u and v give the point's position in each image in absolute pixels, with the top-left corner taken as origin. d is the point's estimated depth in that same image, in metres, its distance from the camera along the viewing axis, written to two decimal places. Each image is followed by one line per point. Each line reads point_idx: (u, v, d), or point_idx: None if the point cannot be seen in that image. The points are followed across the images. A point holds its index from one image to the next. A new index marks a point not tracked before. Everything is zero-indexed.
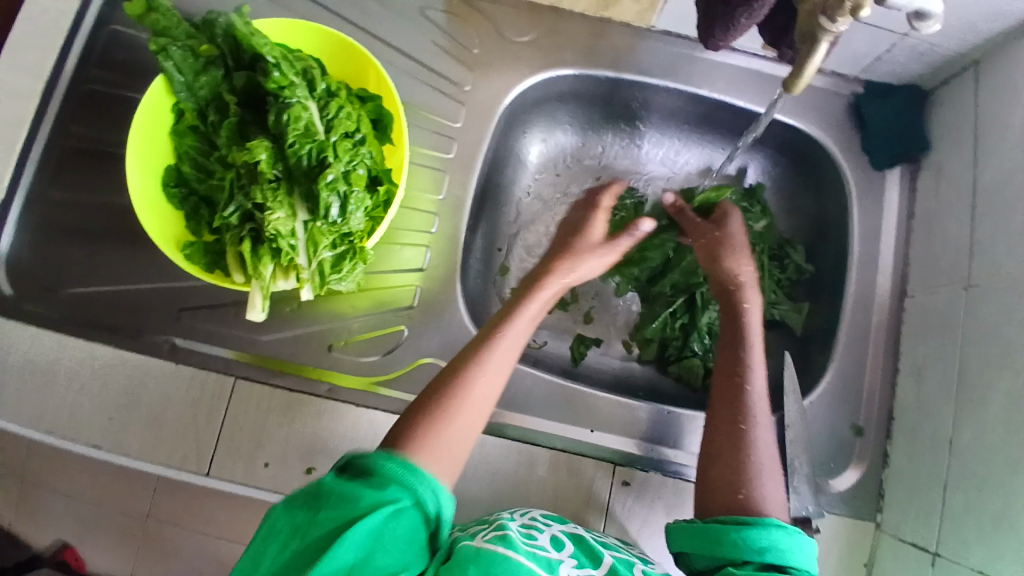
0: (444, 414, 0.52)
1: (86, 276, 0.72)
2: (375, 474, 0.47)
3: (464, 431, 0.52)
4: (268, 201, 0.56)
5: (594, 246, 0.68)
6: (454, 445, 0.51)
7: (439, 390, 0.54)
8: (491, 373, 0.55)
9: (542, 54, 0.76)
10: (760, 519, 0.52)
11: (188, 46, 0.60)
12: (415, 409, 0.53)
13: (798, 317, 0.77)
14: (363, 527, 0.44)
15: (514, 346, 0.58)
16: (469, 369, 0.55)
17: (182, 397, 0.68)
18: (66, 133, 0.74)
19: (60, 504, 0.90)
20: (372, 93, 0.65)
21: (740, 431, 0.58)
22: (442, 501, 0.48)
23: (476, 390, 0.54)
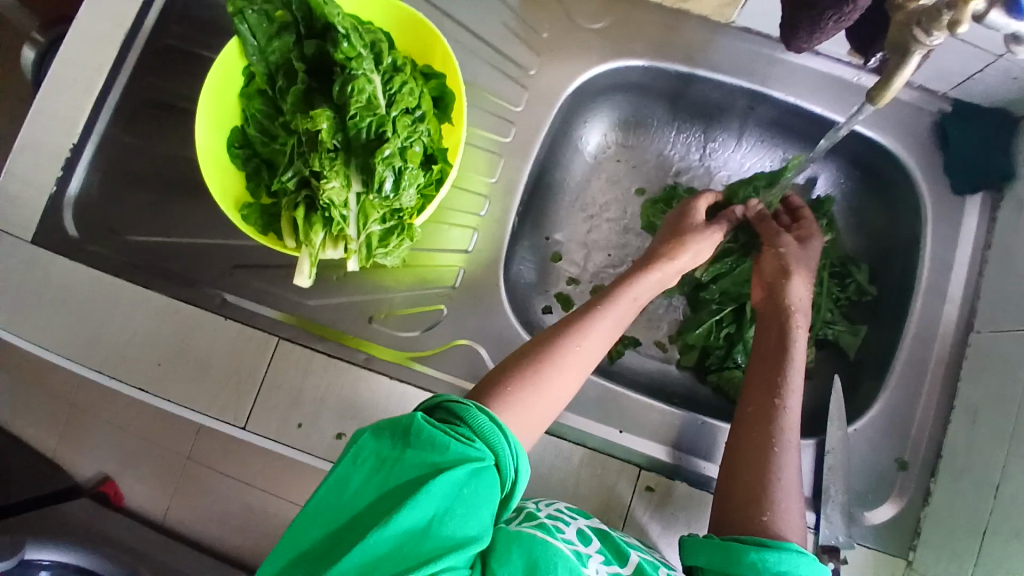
0: (540, 376, 0.53)
1: (150, 226, 0.76)
2: (464, 425, 0.47)
3: (554, 397, 0.54)
4: (325, 170, 0.57)
5: (695, 242, 0.67)
6: (542, 409, 0.53)
7: (538, 351, 0.55)
8: (587, 346, 0.57)
9: (612, 42, 0.74)
10: (780, 543, 0.51)
11: (263, 11, 0.61)
12: (498, 371, 0.54)
13: (852, 339, 0.75)
14: (447, 479, 0.43)
15: (612, 326, 0.59)
16: (568, 338, 0.56)
17: (226, 350, 0.71)
18: (143, 86, 0.77)
19: (104, 432, 1.12)
20: (437, 71, 0.65)
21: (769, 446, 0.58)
22: (520, 467, 0.48)
23: (572, 361, 0.55)
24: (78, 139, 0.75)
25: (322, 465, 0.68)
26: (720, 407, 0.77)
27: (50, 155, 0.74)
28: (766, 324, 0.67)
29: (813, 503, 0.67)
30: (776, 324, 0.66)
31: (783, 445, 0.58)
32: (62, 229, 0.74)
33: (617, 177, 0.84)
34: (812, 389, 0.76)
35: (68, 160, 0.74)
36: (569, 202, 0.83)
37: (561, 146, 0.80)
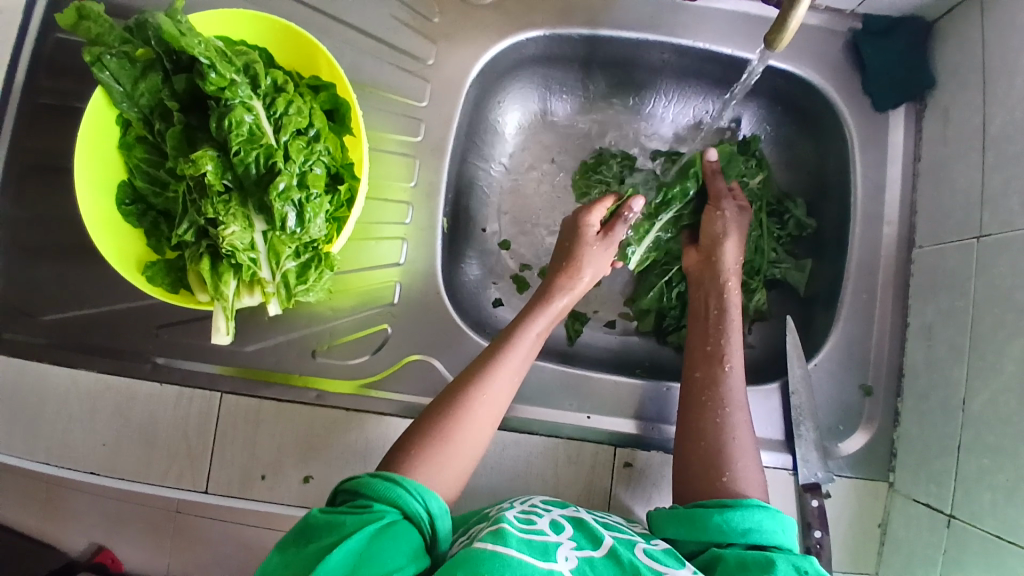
0: (450, 428, 0.52)
1: (60, 300, 0.69)
2: (361, 497, 0.46)
3: (469, 447, 0.52)
4: (220, 216, 0.52)
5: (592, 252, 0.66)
6: (459, 464, 0.51)
7: (445, 404, 0.53)
8: (495, 388, 0.55)
9: (509, 16, 0.70)
10: (741, 502, 0.52)
11: (123, 53, 0.56)
12: (413, 430, 0.52)
13: (801, 275, 0.73)
14: (346, 547, 0.42)
15: (518, 362, 0.57)
16: (473, 383, 0.55)
17: (171, 416, 0.67)
18: (23, 151, 0.71)
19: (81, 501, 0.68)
20: (325, 81, 0.60)
21: (719, 416, 0.58)
22: (433, 507, 0.47)
23: (480, 406, 0.53)
24: None
25: (294, 512, 0.66)
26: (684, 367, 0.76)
27: None
28: (703, 288, 0.67)
29: (788, 445, 0.67)
30: (711, 289, 0.66)
31: (730, 407, 0.59)
32: None
33: (542, 152, 0.80)
34: (771, 331, 0.75)
35: None
36: (497, 190, 0.79)
37: (478, 132, 0.76)
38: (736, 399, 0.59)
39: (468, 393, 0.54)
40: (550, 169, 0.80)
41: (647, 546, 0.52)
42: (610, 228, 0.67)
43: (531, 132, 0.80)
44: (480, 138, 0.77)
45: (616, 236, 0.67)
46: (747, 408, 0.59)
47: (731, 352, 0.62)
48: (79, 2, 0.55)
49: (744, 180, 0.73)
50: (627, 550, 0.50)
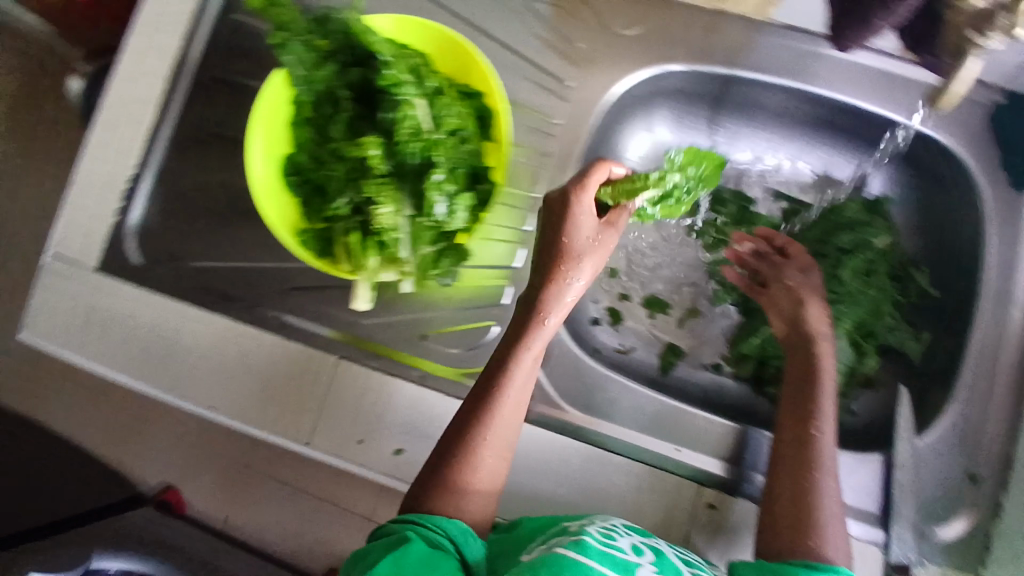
0: (460, 475, 0.58)
1: (209, 252, 0.78)
2: (396, 533, 0.56)
3: (483, 487, 0.60)
4: (378, 197, 0.58)
5: (583, 249, 0.63)
6: (475, 501, 0.59)
7: (455, 453, 0.59)
8: (498, 429, 0.60)
9: (650, 48, 0.72)
10: (828, 567, 0.52)
11: (308, 42, 0.61)
12: (430, 471, 0.59)
13: (916, 346, 0.72)
14: (387, 561, 0.51)
15: (516, 400, 0.61)
16: (477, 431, 0.59)
17: (285, 372, 0.72)
18: (193, 115, 0.79)
19: (166, 445, 1.37)
20: (478, 89, 0.65)
21: (808, 478, 0.58)
22: (454, 532, 0.56)
23: (485, 452, 0.59)
24: (137, 169, 0.77)
25: (381, 479, 0.69)
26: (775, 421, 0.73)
27: (102, 190, 0.77)
28: (794, 353, 0.66)
29: (882, 521, 0.64)
30: (801, 353, 0.66)
31: (821, 472, 0.58)
32: (128, 257, 0.77)
33: None
34: (875, 398, 0.73)
35: (128, 190, 0.77)
36: None
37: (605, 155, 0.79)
38: (827, 463, 0.59)
39: (472, 443, 0.59)
40: (667, 200, 0.82)
41: None
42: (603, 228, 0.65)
43: (655, 162, 0.82)
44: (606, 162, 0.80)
45: (609, 237, 0.65)
46: (837, 475, 0.59)
47: (822, 402, 0.62)
48: None
49: (869, 239, 0.73)
50: None
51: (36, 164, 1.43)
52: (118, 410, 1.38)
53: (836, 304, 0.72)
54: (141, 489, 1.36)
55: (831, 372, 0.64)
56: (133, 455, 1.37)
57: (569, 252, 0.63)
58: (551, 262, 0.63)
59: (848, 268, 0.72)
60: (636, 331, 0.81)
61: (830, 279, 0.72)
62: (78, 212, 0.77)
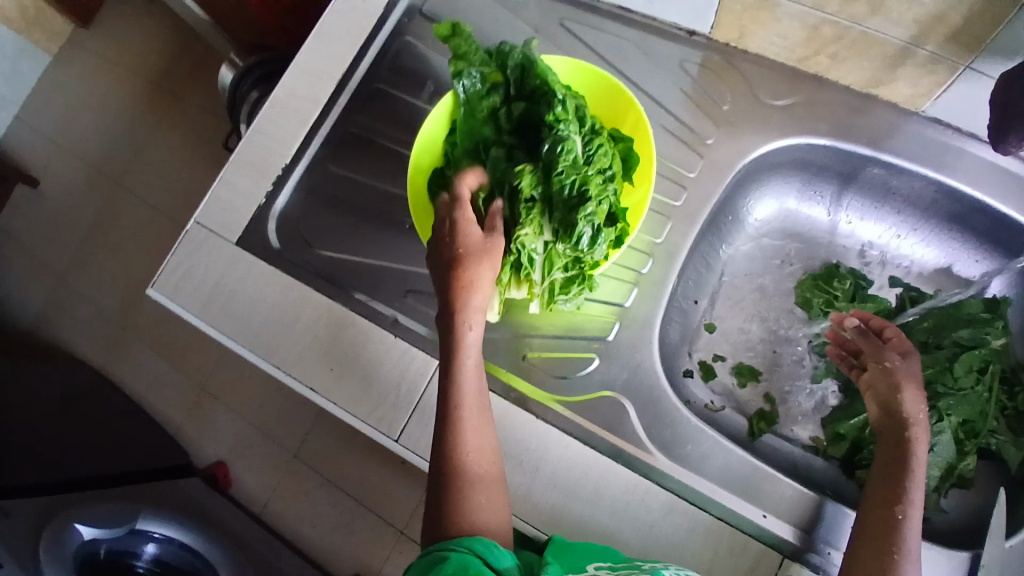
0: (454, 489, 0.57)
1: (337, 243, 0.83)
2: (422, 562, 0.52)
3: (490, 496, 0.58)
4: (523, 218, 0.63)
5: (471, 243, 0.61)
6: (486, 508, 0.57)
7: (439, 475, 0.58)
8: (472, 435, 0.59)
9: (795, 121, 0.75)
10: None
11: (481, 73, 0.68)
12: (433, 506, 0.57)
13: (1016, 453, 0.70)
14: None
15: (476, 406, 0.59)
16: (450, 446, 0.58)
17: (390, 369, 0.76)
18: (349, 119, 0.87)
19: (233, 419, 1.42)
20: (627, 135, 0.69)
21: (891, 561, 0.56)
22: (475, 545, 0.52)
23: (471, 459, 0.58)
24: (290, 160, 0.84)
25: None
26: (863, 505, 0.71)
27: (258, 173, 0.84)
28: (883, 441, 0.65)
29: None
30: (896, 439, 0.64)
31: (902, 555, 0.57)
32: (265, 236, 0.82)
33: (772, 249, 0.85)
34: (970, 497, 0.71)
35: (279, 177, 0.84)
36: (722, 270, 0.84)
37: (725, 214, 0.81)
38: (910, 550, 0.57)
39: (456, 462, 0.58)
40: (778, 267, 0.84)
41: None
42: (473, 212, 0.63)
43: (771, 229, 0.84)
44: (726, 221, 0.82)
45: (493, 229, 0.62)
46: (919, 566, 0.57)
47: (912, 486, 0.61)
48: (457, 23, 0.69)
49: (986, 337, 0.71)
50: None
51: (167, 139, 1.55)
52: (193, 378, 1.45)
53: (947, 398, 0.70)
54: (195, 458, 1.40)
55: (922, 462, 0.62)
56: (196, 424, 1.43)
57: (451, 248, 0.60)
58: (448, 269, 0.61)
59: (963, 364, 0.70)
60: (729, 389, 0.81)
61: (942, 371, 0.71)
62: (231, 189, 0.84)
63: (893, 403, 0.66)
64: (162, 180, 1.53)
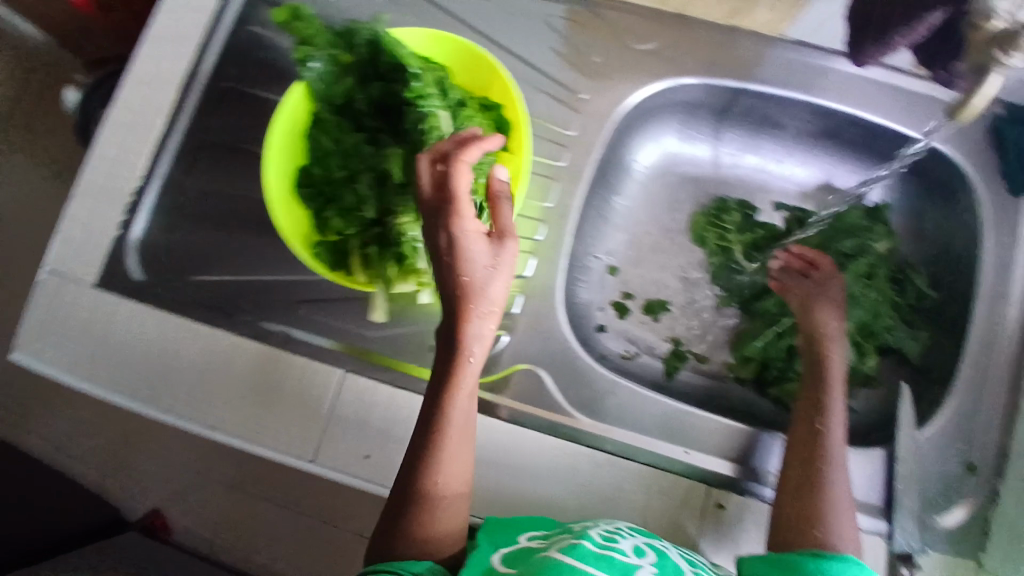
0: (416, 507, 0.55)
1: (210, 263, 0.79)
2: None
3: (449, 518, 0.56)
4: (398, 207, 0.59)
5: (485, 265, 0.53)
6: (446, 523, 0.56)
7: (405, 487, 0.55)
8: (447, 459, 0.55)
9: (664, 61, 0.74)
10: (836, 554, 0.52)
11: (329, 56, 0.62)
12: (393, 510, 0.55)
13: (915, 346, 0.74)
14: None
15: (460, 426, 0.56)
16: (425, 464, 0.55)
17: (292, 387, 0.72)
18: (202, 127, 0.80)
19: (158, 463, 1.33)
20: (496, 102, 0.65)
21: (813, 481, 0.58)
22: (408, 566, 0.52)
23: (440, 480, 0.55)
24: (141, 183, 0.76)
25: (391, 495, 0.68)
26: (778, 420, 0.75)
27: (104, 203, 0.75)
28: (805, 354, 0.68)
29: (884, 513, 0.65)
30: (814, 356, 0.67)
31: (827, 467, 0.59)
32: (126, 270, 0.75)
33: (665, 192, 0.84)
34: (874, 395, 0.75)
35: (131, 203, 0.76)
36: (618, 221, 0.84)
37: (613, 167, 0.80)
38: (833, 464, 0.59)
39: (428, 478, 0.55)
40: (672, 209, 0.84)
41: None
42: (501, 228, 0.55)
43: (660, 174, 0.84)
44: (614, 172, 0.81)
45: (509, 251, 0.54)
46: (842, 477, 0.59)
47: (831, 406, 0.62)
48: (297, 5, 0.62)
49: (871, 243, 0.75)
50: None
51: (17, 175, 1.39)
52: (99, 429, 1.33)
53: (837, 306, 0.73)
54: (123, 512, 1.32)
55: (840, 376, 0.65)
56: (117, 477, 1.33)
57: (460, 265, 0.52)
58: (449, 284, 0.52)
59: (852, 274, 0.74)
60: (643, 334, 0.81)
61: None
62: (77, 224, 0.75)
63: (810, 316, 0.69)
64: (24, 221, 1.38)
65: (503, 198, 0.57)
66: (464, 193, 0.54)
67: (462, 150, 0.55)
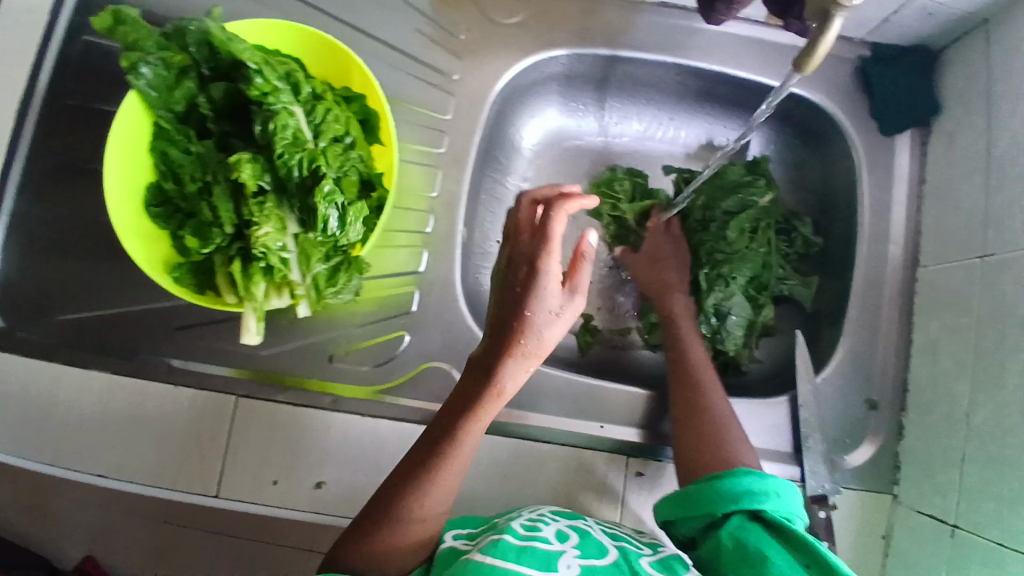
0: (378, 541, 0.48)
1: (78, 298, 0.71)
2: None
3: (409, 556, 0.48)
4: (255, 216, 0.53)
5: (555, 311, 0.49)
6: (406, 561, 0.48)
7: (372, 516, 0.49)
8: (431, 493, 0.49)
9: (532, 35, 0.72)
10: (732, 471, 0.53)
11: (160, 58, 0.56)
12: (357, 528, 0.49)
13: (807, 292, 0.75)
14: None
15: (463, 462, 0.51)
16: (404, 493, 0.49)
17: (185, 420, 0.67)
18: (43, 151, 0.72)
19: None
20: (357, 92, 0.61)
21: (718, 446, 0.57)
22: None
23: (415, 514, 0.49)
24: None
25: (306, 517, 0.65)
26: None
27: None
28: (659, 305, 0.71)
29: (795, 458, 0.68)
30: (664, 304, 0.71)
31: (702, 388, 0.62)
32: None
33: (559, 165, 0.82)
34: (777, 345, 0.78)
35: None
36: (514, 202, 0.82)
37: (498, 147, 0.79)
38: (714, 394, 0.62)
39: (409, 502, 0.49)
40: (566, 183, 0.83)
41: (652, 557, 0.52)
42: (573, 265, 0.54)
43: (549, 149, 0.82)
44: (500, 152, 0.79)
45: (577, 305, 0.50)
46: (744, 434, 0.59)
47: (686, 339, 0.67)
48: (116, 7, 0.56)
49: (752, 198, 0.75)
50: (633, 559, 0.51)
51: None
52: None
53: (728, 263, 0.74)
54: None
55: (684, 312, 0.70)
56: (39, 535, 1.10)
57: (529, 297, 0.49)
58: (513, 312, 0.49)
59: (735, 227, 0.74)
60: None
61: (719, 240, 0.74)
62: None
63: (650, 270, 0.74)
64: None
65: (586, 255, 0.54)
66: (558, 239, 0.50)
67: (564, 200, 0.52)
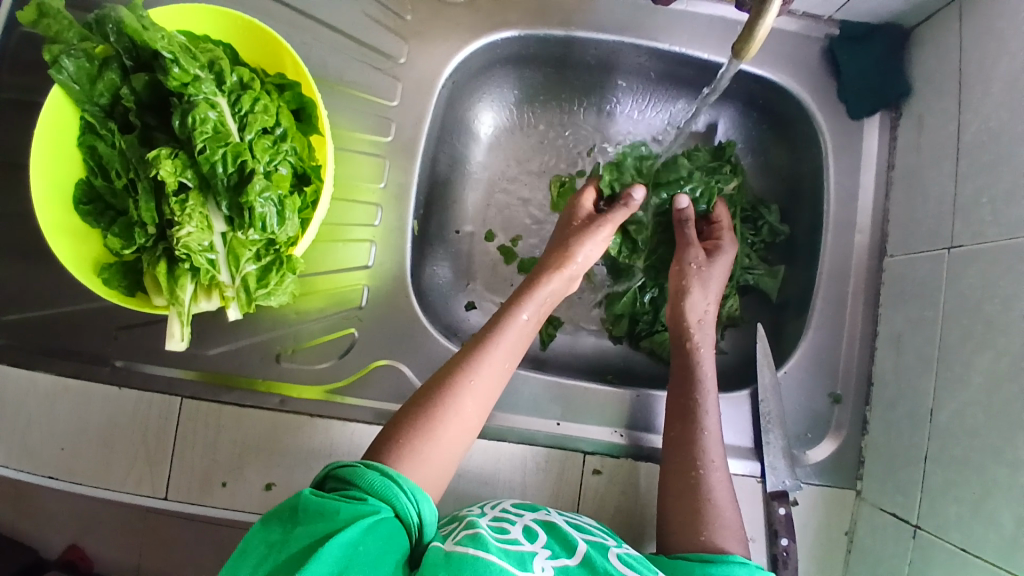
0: (437, 420, 0.49)
1: (18, 297, 0.68)
2: (354, 488, 0.44)
3: (456, 442, 0.50)
4: (176, 216, 0.51)
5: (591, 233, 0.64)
6: (446, 449, 0.49)
7: (426, 400, 0.51)
8: (482, 382, 0.53)
9: (482, 16, 0.69)
10: (723, 556, 0.49)
11: (81, 50, 0.53)
12: (402, 416, 0.50)
13: (773, 282, 0.73)
14: (343, 539, 0.40)
15: (504, 362, 0.55)
16: (457, 379, 0.52)
17: (130, 423, 0.65)
18: None
19: None
20: (290, 80, 0.59)
21: (689, 500, 0.55)
22: (424, 512, 0.45)
23: (468, 400, 0.51)
24: None
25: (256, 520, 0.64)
26: (654, 372, 0.76)
27: None
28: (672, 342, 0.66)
29: (756, 453, 0.66)
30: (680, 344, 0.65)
31: (706, 468, 0.57)
32: None
33: (516, 148, 0.80)
34: (742, 337, 0.76)
35: None
36: (474, 185, 0.79)
37: (452, 134, 0.76)
38: (715, 470, 0.57)
39: (455, 384, 0.51)
40: (528, 169, 0.80)
41: (620, 549, 0.50)
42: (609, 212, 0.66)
43: (503, 134, 0.79)
44: (454, 138, 0.76)
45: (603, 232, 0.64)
46: (730, 480, 0.57)
47: (704, 413, 0.59)
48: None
49: (717, 185, 0.72)
50: (601, 557, 0.48)
51: None
52: None
53: None
54: None
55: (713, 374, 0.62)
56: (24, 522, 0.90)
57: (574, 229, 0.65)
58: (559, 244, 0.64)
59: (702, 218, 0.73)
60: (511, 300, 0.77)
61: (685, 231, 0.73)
62: None
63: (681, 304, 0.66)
64: None
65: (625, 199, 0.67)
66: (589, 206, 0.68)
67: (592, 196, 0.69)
